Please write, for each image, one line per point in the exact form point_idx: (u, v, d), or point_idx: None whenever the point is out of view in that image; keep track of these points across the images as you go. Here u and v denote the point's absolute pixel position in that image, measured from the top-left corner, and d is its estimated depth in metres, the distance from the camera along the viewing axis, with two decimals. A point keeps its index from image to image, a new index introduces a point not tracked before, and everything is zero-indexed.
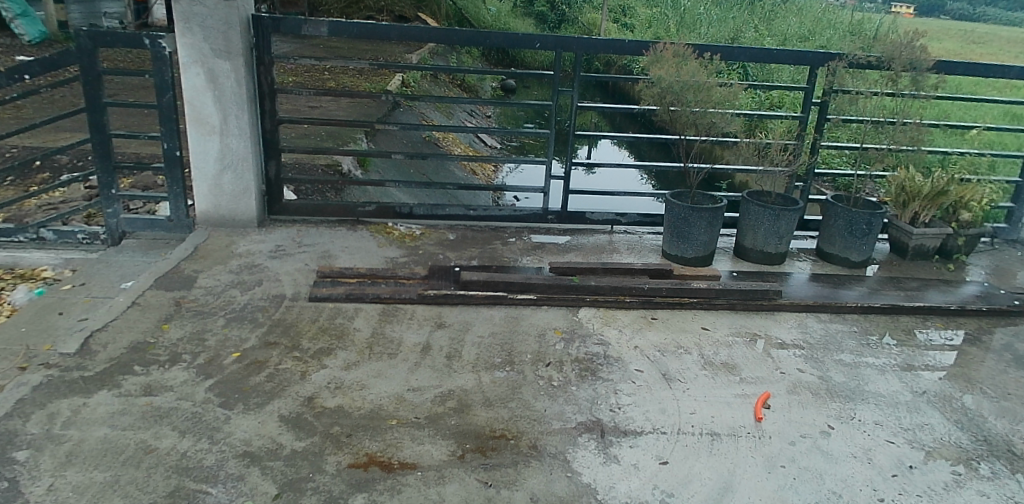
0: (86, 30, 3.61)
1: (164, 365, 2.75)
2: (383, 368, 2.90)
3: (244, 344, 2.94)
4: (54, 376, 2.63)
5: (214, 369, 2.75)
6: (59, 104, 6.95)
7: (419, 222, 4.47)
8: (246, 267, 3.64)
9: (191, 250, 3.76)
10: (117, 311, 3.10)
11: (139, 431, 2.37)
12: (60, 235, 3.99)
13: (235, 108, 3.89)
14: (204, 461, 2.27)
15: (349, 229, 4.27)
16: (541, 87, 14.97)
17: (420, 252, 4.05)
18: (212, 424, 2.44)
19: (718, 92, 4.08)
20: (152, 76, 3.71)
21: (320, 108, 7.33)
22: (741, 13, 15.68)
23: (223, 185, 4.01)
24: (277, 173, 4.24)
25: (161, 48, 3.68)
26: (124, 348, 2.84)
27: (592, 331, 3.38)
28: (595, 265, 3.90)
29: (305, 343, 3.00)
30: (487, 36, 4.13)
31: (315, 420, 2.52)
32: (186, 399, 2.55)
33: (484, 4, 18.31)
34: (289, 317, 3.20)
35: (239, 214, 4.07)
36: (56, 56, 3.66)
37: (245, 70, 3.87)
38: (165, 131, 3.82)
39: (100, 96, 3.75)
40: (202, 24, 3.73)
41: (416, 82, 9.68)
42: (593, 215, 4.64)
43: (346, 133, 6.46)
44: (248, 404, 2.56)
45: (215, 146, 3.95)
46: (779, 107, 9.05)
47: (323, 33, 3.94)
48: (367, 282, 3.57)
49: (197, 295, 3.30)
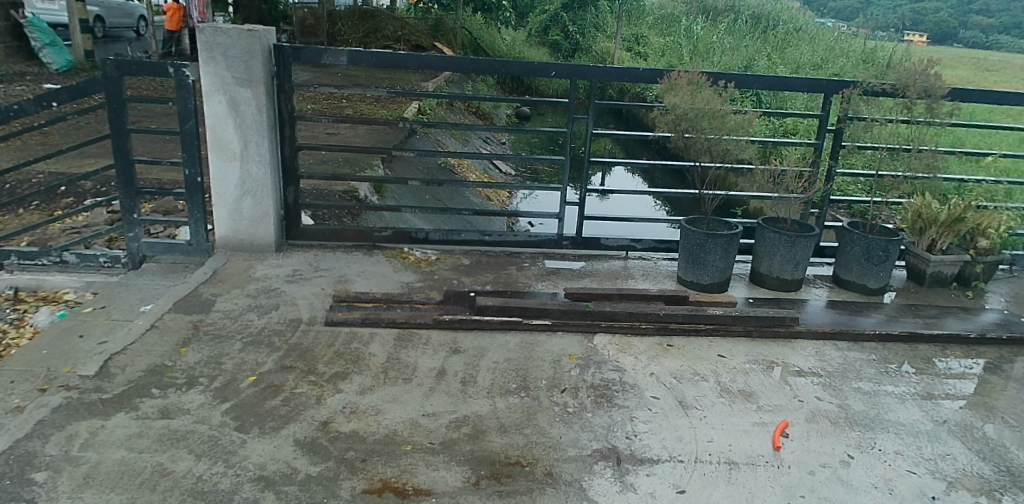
0: (112, 60, 3.68)
1: (181, 388, 2.77)
2: (399, 393, 2.90)
3: (260, 368, 2.96)
4: (73, 398, 2.65)
5: (230, 392, 2.77)
6: (84, 131, 7.10)
7: (435, 247, 4.49)
8: (263, 291, 3.67)
9: (210, 273, 3.81)
10: (137, 334, 3.13)
11: (155, 454, 2.37)
12: (82, 258, 4.00)
13: (256, 135, 3.95)
14: (219, 484, 2.27)
15: (365, 254, 4.30)
16: (555, 115, 15.13)
17: (436, 277, 4.07)
18: (228, 448, 2.44)
19: (733, 119, 4.10)
20: (175, 104, 3.76)
21: (338, 135, 7.47)
22: (755, 43, 15.92)
23: (243, 210, 4.06)
24: (296, 198, 4.28)
25: (185, 76, 3.73)
26: (142, 371, 2.86)
27: (608, 358, 3.36)
28: (611, 291, 3.89)
29: (322, 368, 3.01)
30: (503, 65, 4.18)
31: (330, 445, 2.51)
32: (202, 422, 2.56)
33: (499, 34, 18.76)
34: (306, 341, 3.21)
35: (258, 238, 4.12)
36: (83, 84, 3.71)
37: (266, 97, 3.93)
38: (187, 157, 3.86)
39: (125, 123, 3.81)
40: (225, 53, 3.81)
41: (432, 110, 9.79)
42: (608, 241, 4.63)
43: (363, 159, 6.57)
44: (263, 428, 2.56)
45: (236, 172, 4.00)
46: (793, 134, 9.12)
47: (342, 62, 3.99)
48: (383, 307, 3.58)
49: (215, 319, 3.33)
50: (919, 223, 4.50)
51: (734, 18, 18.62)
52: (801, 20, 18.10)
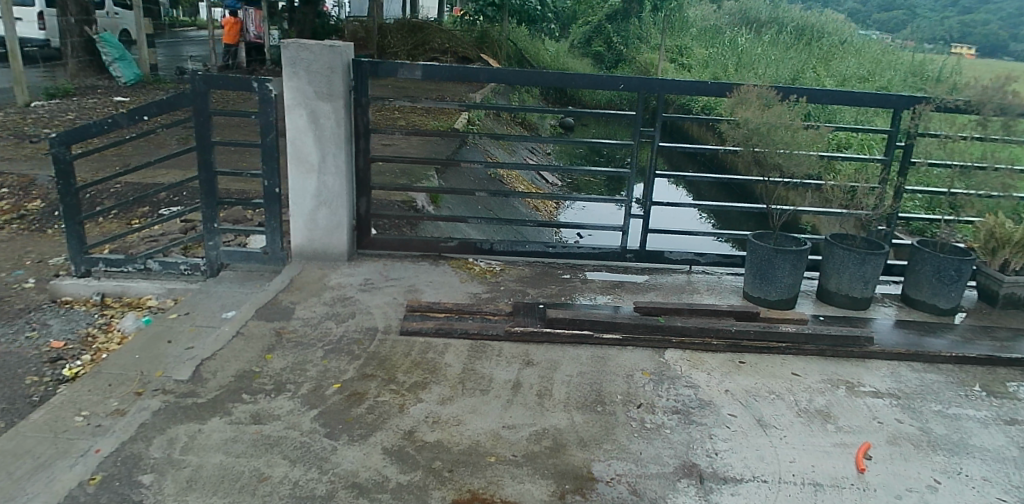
0: (200, 74, 3.81)
1: (270, 393, 2.85)
2: (477, 403, 2.92)
3: (343, 376, 3.02)
4: (171, 401, 2.77)
5: (317, 399, 2.83)
6: (154, 143, 7.40)
7: (499, 258, 4.53)
8: (338, 299, 3.74)
9: (287, 281, 3.90)
10: (224, 340, 3.22)
11: (252, 458, 2.45)
12: (165, 266, 4.21)
13: (333, 148, 4.04)
14: (316, 490, 2.32)
15: (432, 264, 4.36)
16: (599, 125, 15.19)
17: (502, 288, 4.10)
18: (320, 454, 2.50)
19: (803, 135, 4.04)
20: (258, 117, 3.86)
21: (393, 145, 7.61)
22: (801, 55, 15.78)
23: (318, 220, 4.16)
24: (367, 209, 4.36)
25: (269, 90, 3.83)
26: (232, 376, 2.95)
27: (681, 374, 3.34)
28: (681, 306, 3.87)
29: (401, 376, 3.06)
30: (573, 78, 4.21)
31: (417, 454, 2.55)
32: (294, 428, 2.63)
33: (542, 45, 19.00)
34: (383, 350, 3.26)
35: (331, 248, 4.22)
36: (173, 98, 3.85)
37: (344, 111, 4.02)
38: (267, 168, 3.96)
39: (209, 135, 3.93)
40: (307, 69, 3.91)
41: (480, 121, 9.92)
42: (672, 255, 4.59)
43: (419, 170, 6.67)
44: (352, 435, 2.61)
45: (313, 183, 4.10)
46: (845, 147, 9.00)
47: (417, 76, 4.06)
48: (454, 317, 3.63)
49: (295, 326, 3.41)
50: (993, 243, 4.38)
51: (777, 30, 18.44)
52: (847, 31, 17.83)
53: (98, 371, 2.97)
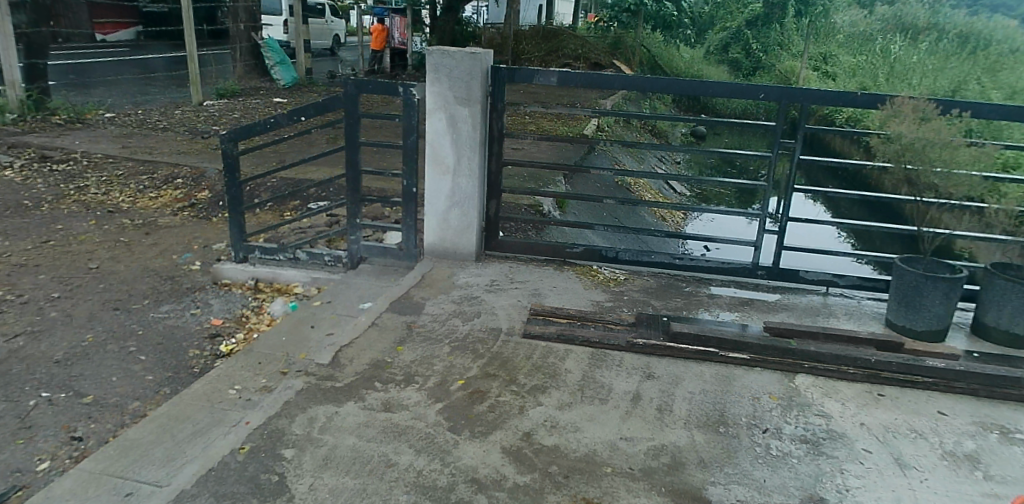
0: (353, 79, 4.08)
1: (400, 384, 3.02)
2: (595, 412, 2.93)
3: (467, 373, 3.14)
4: (312, 383, 3.03)
5: (442, 393, 2.97)
6: (307, 142, 8.04)
7: (623, 267, 4.50)
8: (465, 298, 3.89)
9: (419, 277, 4.12)
10: (360, 329, 3.48)
11: (381, 444, 2.62)
12: (311, 256, 4.57)
13: (469, 151, 4.20)
14: (438, 481, 2.43)
15: (556, 269, 4.41)
16: (732, 135, 14.69)
17: (625, 297, 4.07)
18: (443, 447, 2.62)
19: (966, 153, 3.67)
20: (401, 120, 4.09)
21: (523, 150, 7.79)
22: (966, 63, 14.42)
23: (450, 220, 4.34)
24: (496, 212, 4.48)
25: (413, 95, 4.04)
26: (366, 364, 3.17)
27: (811, 401, 3.16)
28: (815, 330, 3.65)
29: (522, 378, 3.12)
30: (710, 86, 4.08)
31: (534, 457, 2.60)
32: (420, 419, 2.78)
33: (676, 52, 18.68)
34: (506, 351, 3.35)
35: (460, 247, 4.39)
36: (328, 101, 4.16)
37: (481, 116, 4.16)
38: (407, 169, 4.18)
39: (357, 136, 4.21)
40: (449, 75, 4.09)
41: (609, 128, 9.90)
42: (807, 275, 4.37)
43: (546, 175, 6.77)
44: (473, 431, 2.72)
45: (448, 185, 4.28)
46: (1015, 168, 8.11)
47: (552, 83, 4.11)
48: (576, 324, 3.66)
49: (425, 321, 3.59)
50: None
51: (939, 36, 16.97)
52: None
53: (253, 350, 3.31)
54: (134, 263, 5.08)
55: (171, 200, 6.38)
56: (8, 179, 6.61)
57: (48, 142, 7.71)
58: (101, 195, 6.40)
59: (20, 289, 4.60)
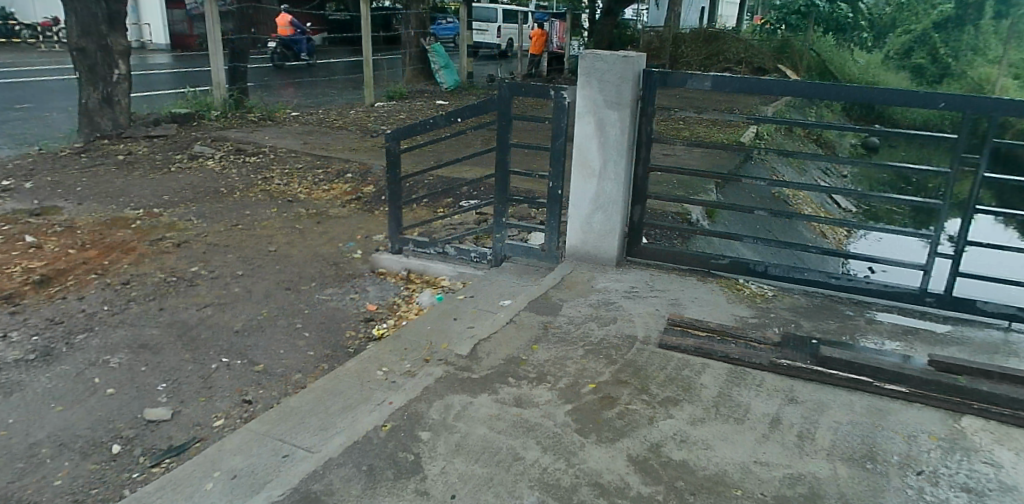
0: (508, 82, 4.24)
1: (532, 382, 3.14)
2: (729, 432, 2.81)
3: (599, 377, 3.16)
4: (450, 371, 3.25)
5: (573, 395, 3.03)
6: (464, 142, 8.45)
7: (772, 283, 4.26)
8: (603, 302, 3.91)
9: (559, 279, 4.22)
10: (499, 324, 3.68)
11: (510, 438, 2.74)
12: (459, 252, 4.81)
13: (615, 155, 4.20)
14: (562, 481, 2.48)
15: (698, 280, 4.28)
16: (912, 147, 13.36)
17: (772, 315, 3.86)
18: (569, 447, 2.66)
19: None
20: (551, 123, 4.18)
21: (674, 157, 7.64)
22: None
23: (593, 223, 4.37)
24: (640, 218, 4.43)
25: (563, 98, 4.12)
26: (502, 360, 3.33)
27: (979, 447, 2.80)
28: (992, 369, 3.23)
29: (655, 388, 3.09)
30: (882, 93, 3.73)
31: (660, 469, 2.56)
32: (549, 418, 2.86)
33: (851, 56, 17.34)
34: (640, 360, 3.32)
35: (601, 252, 4.41)
36: (484, 103, 4.36)
37: (630, 120, 4.14)
38: (554, 171, 4.27)
39: (509, 138, 4.36)
40: (600, 78, 4.11)
41: (769, 135, 9.40)
42: (986, 305, 3.86)
43: (697, 183, 6.58)
44: (600, 436, 2.74)
45: (593, 188, 4.32)
46: None
47: (706, 87, 3.99)
48: (717, 338, 3.53)
49: (561, 322, 3.68)
50: None
51: None
52: None
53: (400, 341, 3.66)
54: (305, 248, 5.62)
55: (340, 193, 6.99)
56: (211, 168, 7.58)
57: (244, 137, 8.74)
58: (283, 186, 7.14)
59: (214, 266, 5.28)
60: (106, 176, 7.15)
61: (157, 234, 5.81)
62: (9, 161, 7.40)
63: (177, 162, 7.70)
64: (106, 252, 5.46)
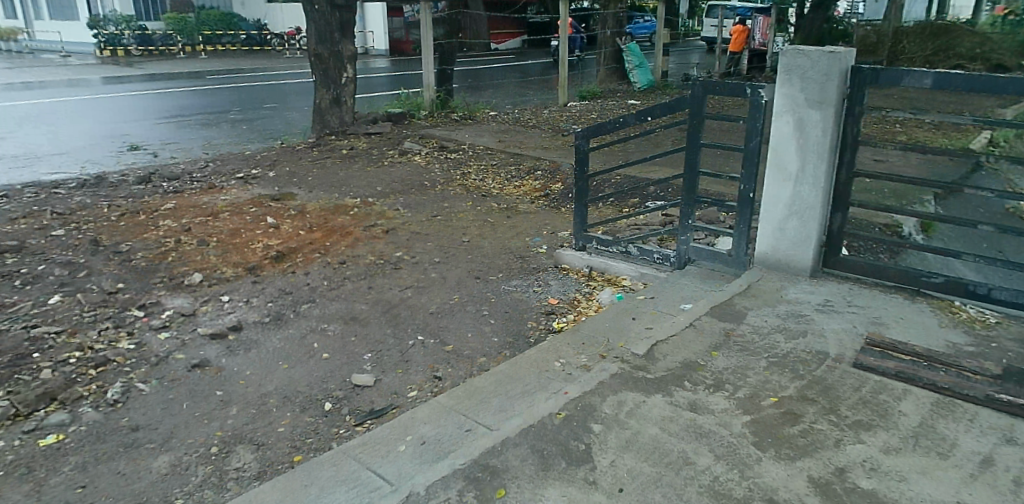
0: (700, 80, 4.17)
1: (709, 387, 3.18)
2: (930, 467, 2.54)
3: (782, 391, 3.10)
4: (626, 368, 3.45)
5: (752, 406, 3.01)
6: (654, 142, 8.39)
7: (999, 310, 3.69)
8: (792, 314, 3.77)
9: (745, 285, 4.15)
10: (678, 327, 3.77)
11: (683, 441, 2.80)
12: (641, 252, 4.91)
13: (815, 158, 3.98)
14: (733, 491, 2.47)
15: (906, 299, 3.88)
16: None
17: (993, 344, 3.38)
18: (745, 460, 2.64)
19: None
20: (745, 122, 4.04)
21: (888, 163, 6.95)
22: None
23: (786, 230, 4.18)
24: (841, 226, 4.11)
25: (760, 97, 3.95)
26: (678, 362, 3.42)
27: None
28: None
29: (845, 410, 2.92)
30: None
31: (844, 495, 2.40)
32: (725, 426, 2.88)
33: None
34: (830, 378, 3.16)
35: (794, 260, 4.20)
36: (675, 102, 4.34)
37: (834, 120, 3.89)
38: (745, 173, 4.12)
39: (699, 138, 4.29)
40: (803, 75, 3.91)
41: (1011, 141, 8.15)
42: None
43: (911, 193, 5.95)
44: (779, 452, 2.67)
45: (788, 192, 4.13)
46: None
47: (925, 86, 3.57)
48: (924, 364, 3.21)
49: (744, 330, 3.65)
50: None
51: None
52: None
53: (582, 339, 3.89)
54: (495, 241, 5.97)
55: (530, 189, 7.29)
56: (417, 162, 8.30)
57: (447, 135, 9.45)
58: (479, 181, 7.61)
59: (415, 252, 5.80)
60: (332, 168, 8.13)
61: (369, 221, 6.51)
62: (258, 153, 8.71)
63: (390, 156, 8.53)
64: (328, 235, 6.23)
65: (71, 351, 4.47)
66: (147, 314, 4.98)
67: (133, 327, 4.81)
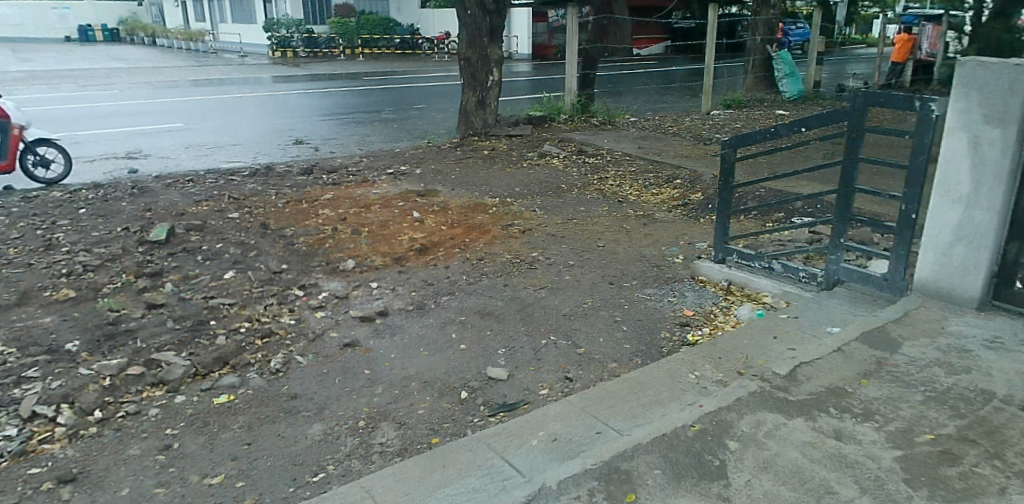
0: (863, 91, 3.94)
1: (857, 417, 3.10)
2: None
3: (939, 429, 2.95)
4: (766, 388, 3.43)
5: (904, 441, 2.89)
6: (804, 155, 8.00)
7: None
8: (955, 349, 3.53)
9: (900, 313, 3.94)
10: (824, 352, 3.67)
11: (825, 469, 2.76)
12: (786, 269, 4.78)
13: (991, 179, 3.66)
14: None
15: None
16: None
17: None
18: (894, 496, 2.57)
19: None
20: (912, 138, 3.79)
21: None
22: None
23: (952, 255, 3.89)
24: (1017, 256, 3.74)
25: (931, 111, 3.67)
26: (824, 387, 3.36)
27: None
28: None
29: (1011, 457, 2.73)
30: None
31: None
32: (872, 459, 2.80)
33: None
34: (996, 421, 2.96)
35: (959, 289, 3.90)
36: (833, 114, 4.14)
37: (1017, 138, 3.55)
38: (907, 192, 3.86)
39: (858, 152, 4.07)
40: (982, 88, 3.59)
41: None
42: None
43: None
44: (933, 493, 2.57)
45: (957, 215, 3.83)
46: None
47: None
48: None
49: (899, 361, 3.49)
50: None
51: None
52: None
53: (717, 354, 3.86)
54: (631, 247, 5.97)
55: (668, 198, 7.20)
56: (556, 166, 8.45)
57: (586, 139, 9.52)
58: (616, 187, 7.62)
59: (550, 253, 5.94)
60: (473, 167, 8.46)
61: (507, 221, 6.73)
62: (407, 151, 9.25)
63: (529, 158, 8.76)
64: (468, 232, 6.51)
65: (242, 321, 5.03)
66: (306, 294, 5.46)
67: (294, 305, 5.31)
